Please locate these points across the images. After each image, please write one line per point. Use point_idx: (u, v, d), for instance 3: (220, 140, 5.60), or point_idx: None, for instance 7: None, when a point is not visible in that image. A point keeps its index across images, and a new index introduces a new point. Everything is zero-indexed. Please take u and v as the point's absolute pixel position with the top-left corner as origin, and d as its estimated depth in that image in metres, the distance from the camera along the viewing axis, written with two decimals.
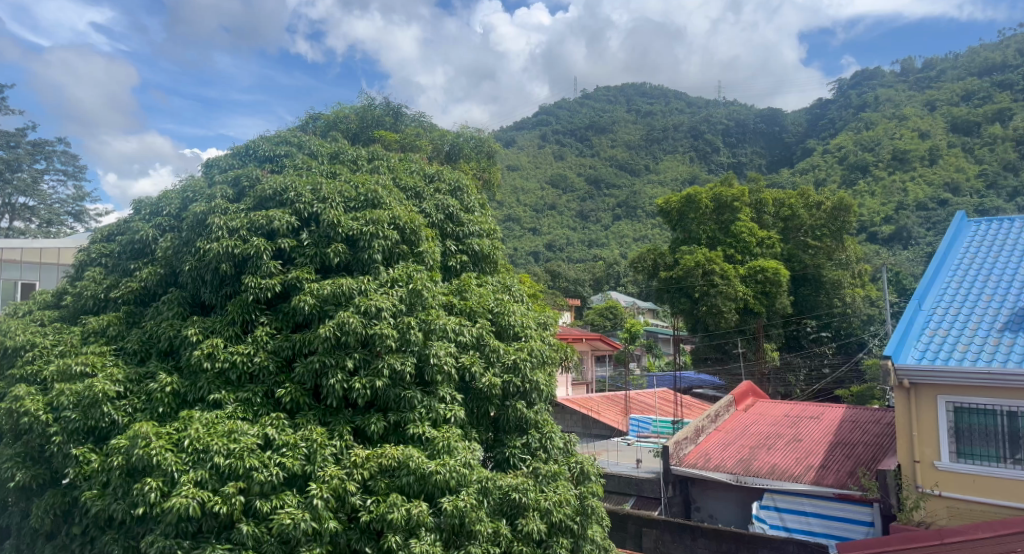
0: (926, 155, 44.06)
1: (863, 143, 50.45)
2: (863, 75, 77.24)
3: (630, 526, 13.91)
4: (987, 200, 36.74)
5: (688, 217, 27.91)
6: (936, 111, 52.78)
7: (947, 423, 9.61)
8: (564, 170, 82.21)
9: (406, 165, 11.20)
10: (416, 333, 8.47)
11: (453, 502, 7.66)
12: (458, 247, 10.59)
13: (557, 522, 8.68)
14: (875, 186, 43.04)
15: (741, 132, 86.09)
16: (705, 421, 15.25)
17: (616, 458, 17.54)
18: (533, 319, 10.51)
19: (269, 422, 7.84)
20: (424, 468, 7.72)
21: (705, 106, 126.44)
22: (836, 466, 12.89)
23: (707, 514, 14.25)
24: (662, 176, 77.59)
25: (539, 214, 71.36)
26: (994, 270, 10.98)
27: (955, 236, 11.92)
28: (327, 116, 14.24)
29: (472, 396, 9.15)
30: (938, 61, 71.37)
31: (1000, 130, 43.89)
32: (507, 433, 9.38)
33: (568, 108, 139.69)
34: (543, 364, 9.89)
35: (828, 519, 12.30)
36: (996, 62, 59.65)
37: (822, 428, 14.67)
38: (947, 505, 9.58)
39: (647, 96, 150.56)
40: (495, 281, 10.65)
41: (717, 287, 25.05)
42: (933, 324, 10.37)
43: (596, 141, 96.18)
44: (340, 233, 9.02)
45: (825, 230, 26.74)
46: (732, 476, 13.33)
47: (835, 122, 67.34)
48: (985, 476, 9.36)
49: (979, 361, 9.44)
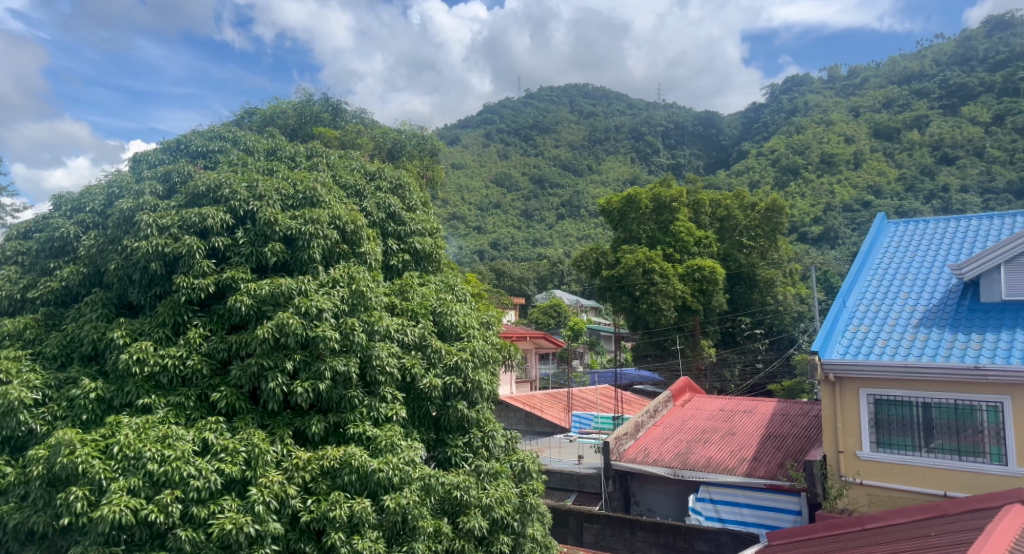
0: (851, 160, 46.08)
1: (793, 146, 52.45)
2: (793, 81, 80.30)
3: (571, 521, 14.20)
4: (905, 203, 38.82)
5: (630, 217, 28.41)
6: (860, 117, 55.47)
7: (868, 414, 10.16)
8: (508, 169, 82.54)
9: (346, 162, 11.14)
10: (360, 335, 8.54)
11: (395, 500, 7.78)
12: (400, 246, 10.67)
13: (498, 519, 8.87)
14: (805, 187, 44.64)
15: (680, 135, 88.71)
16: (644, 416, 15.64)
17: (557, 454, 17.81)
18: (475, 318, 10.67)
19: (207, 427, 7.78)
20: (364, 468, 7.79)
21: (648, 109, 129.00)
22: (767, 458, 13.42)
23: (646, 508, 14.65)
24: (605, 176, 78.95)
25: (483, 212, 71.21)
26: (911, 269, 11.58)
27: (876, 237, 12.46)
28: (263, 111, 14.27)
29: (414, 397, 9.26)
30: (862, 69, 74.99)
31: (917, 137, 46.49)
32: (449, 433, 9.53)
33: (511, 107, 140.58)
34: (486, 364, 10.06)
35: (760, 509, 12.78)
36: (914, 72, 63.11)
37: (755, 422, 15.20)
38: (868, 493, 10.12)
39: (591, 97, 152.53)
40: (438, 281, 10.80)
41: (656, 285, 25.56)
42: (855, 321, 10.90)
43: (541, 140, 96.96)
44: (277, 231, 8.97)
45: (759, 231, 27.53)
46: (670, 470, 13.76)
47: (767, 126, 69.77)
48: (901, 464, 9.91)
49: (897, 354, 9.98)
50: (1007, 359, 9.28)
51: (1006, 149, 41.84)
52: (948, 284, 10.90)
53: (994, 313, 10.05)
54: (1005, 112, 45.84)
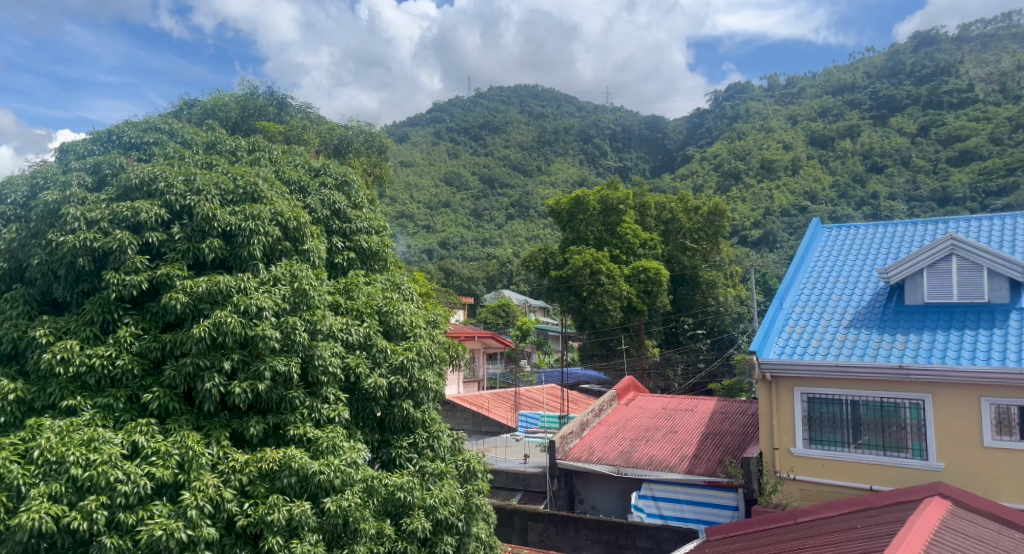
0: (789, 166, 47.61)
1: (736, 151, 53.89)
2: (735, 88, 82.57)
3: (516, 520, 14.36)
4: (839, 210, 40.69)
5: (577, 218, 28.74)
6: (797, 126, 57.52)
7: (802, 412, 10.57)
8: (458, 168, 82.37)
9: (290, 157, 11.05)
10: (301, 334, 8.53)
11: (337, 503, 7.81)
12: (346, 244, 10.66)
13: (443, 520, 8.96)
14: (746, 192, 45.81)
15: (627, 138, 90.28)
16: (589, 415, 15.90)
17: (503, 453, 17.95)
18: (422, 318, 10.72)
19: (137, 429, 7.65)
20: (305, 470, 7.79)
21: (597, 111, 130.62)
22: (706, 455, 13.80)
23: (590, 505, 14.93)
24: (553, 177, 79.60)
25: (433, 211, 70.72)
26: (843, 272, 12.07)
27: (811, 241, 12.94)
28: (204, 103, 14.03)
29: (358, 397, 9.28)
30: (799, 79, 77.77)
31: (849, 146, 48.94)
32: (394, 433, 9.59)
33: (460, 107, 140.29)
34: (432, 363, 10.12)
35: (699, 505, 13.15)
36: (848, 83, 66.18)
37: (695, 420, 15.61)
38: (801, 488, 10.52)
39: (541, 99, 153.55)
40: (384, 279, 10.81)
41: (602, 286, 25.92)
42: (791, 322, 11.32)
43: (491, 140, 97.12)
44: (216, 227, 8.89)
45: (701, 234, 28.22)
46: (613, 468, 14.05)
47: (710, 131, 71.51)
48: (831, 460, 10.33)
49: (829, 354, 10.41)
50: (929, 359, 9.76)
51: (932, 159, 43.80)
52: (876, 287, 11.40)
53: (918, 315, 10.56)
54: (929, 124, 48.51)
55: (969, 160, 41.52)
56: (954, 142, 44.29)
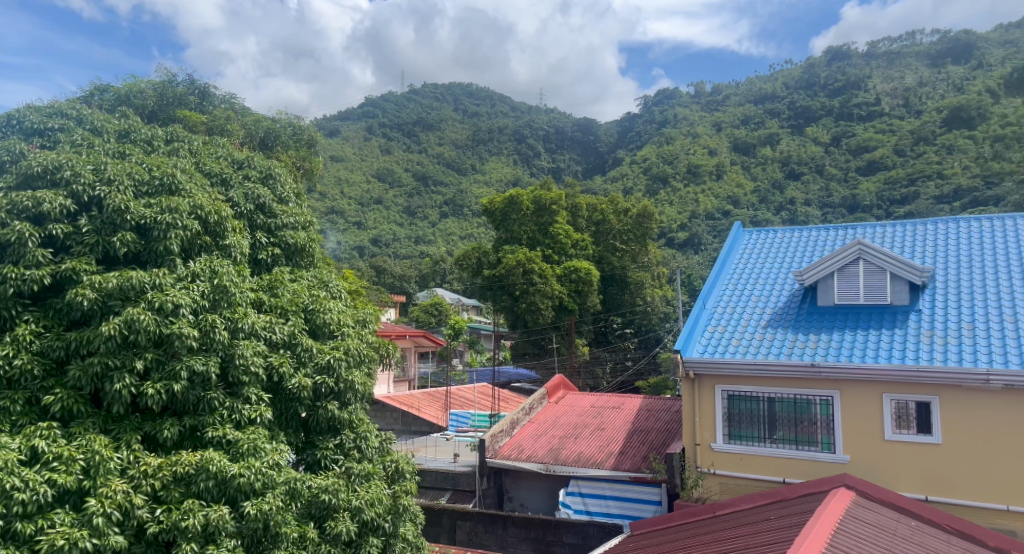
0: (714, 171, 49.61)
1: (664, 155, 55.29)
2: (663, 94, 84.87)
3: (445, 520, 14.36)
4: (759, 214, 42.90)
5: (511, 218, 28.79)
6: (721, 133, 59.65)
7: (722, 408, 10.93)
8: (390, 164, 81.47)
9: (210, 149, 10.76)
10: (221, 333, 8.36)
11: (257, 507, 7.71)
12: (270, 239, 10.47)
13: (369, 522, 8.99)
14: (673, 196, 46.90)
15: (560, 140, 91.66)
16: (519, 414, 16.01)
17: (433, 453, 17.94)
18: (350, 316, 10.62)
19: (38, 433, 7.31)
20: (224, 474, 7.66)
21: (530, 112, 131.69)
22: (632, 452, 14.11)
23: (519, 503, 15.09)
24: (487, 176, 79.85)
25: (364, 208, 69.45)
26: (762, 274, 12.51)
27: (733, 244, 13.37)
28: (117, 89, 13.50)
29: (281, 398, 9.16)
30: (724, 89, 80.76)
31: (768, 153, 52.60)
32: (319, 434, 9.49)
33: (392, 102, 138.68)
34: (360, 363, 10.05)
35: (625, 501, 13.43)
36: (767, 93, 71.42)
37: (622, 417, 15.94)
38: (720, 482, 10.87)
39: (475, 97, 153.77)
40: (310, 276, 10.68)
41: (535, 285, 26.14)
42: (713, 321, 11.67)
43: (425, 137, 96.53)
44: (128, 220, 8.62)
45: (631, 235, 28.91)
46: (542, 466, 14.21)
47: (640, 135, 73.15)
48: (749, 454, 10.72)
49: (748, 353, 10.79)
50: (839, 357, 10.22)
51: (841, 168, 47.71)
52: (792, 289, 11.87)
53: (830, 315, 11.04)
54: (841, 135, 53.02)
55: (876, 169, 45.61)
56: (862, 153, 48.73)
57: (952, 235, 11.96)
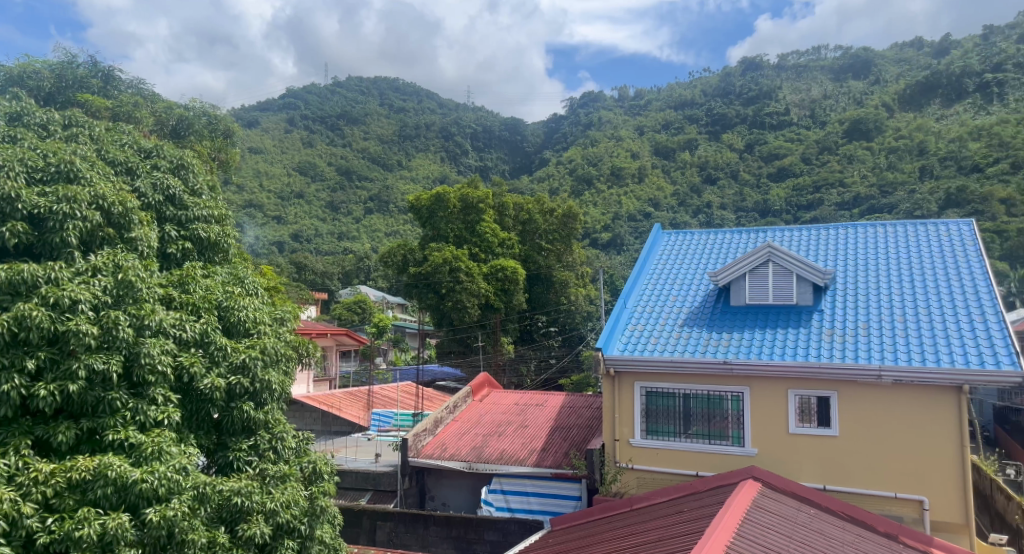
0: (636, 174, 50.68)
1: (589, 157, 56.11)
2: (589, 97, 86.27)
3: (364, 521, 14.09)
4: (679, 218, 44.20)
5: (438, 215, 28.44)
6: (644, 138, 60.95)
7: (641, 404, 11.10)
8: (313, 157, 79.52)
9: (114, 136, 10.25)
10: (124, 330, 7.96)
11: (160, 513, 7.38)
12: (181, 233, 10.03)
13: (284, 524, 8.72)
14: (597, 197, 47.47)
15: (486, 140, 91.94)
16: (443, 412, 15.85)
17: (354, 453, 17.62)
18: (267, 314, 10.25)
19: None
20: (125, 479, 7.30)
21: (458, 110, 131.30)
22: (554, 448, 14.19)
23: (441, 502, 14.98)
24: (414, 173, 79.18)
25: (285, 202, 67.22)
26: (680, 274, 12.76)
27: (653, 245, 13.60)
28: (12, 69, 12.92)
29: (192, 398, 8.77)
30: (646, 94, 82.76)
31: (688, 158, 54.07)
32: (232, 436, 9.16)
33: (315, 94, 135.58)
34: (277, 362, 9.74)
35: (546, 497, 13.49)
36: (686, 100, 73.40)
37: (545, 414, 16.02)
38: (638, 476, 11.04)
39: (401, 93, 152.31)
40: (225, 271, 10.21)
41: (462, 283, 26.02)
42: (633, 320, 11.83)
43: (349, 131, 94.77)
44: (21, 209, 8.12)
45: (556, 235, 29.24)
46: (464, 464, 14.13)
47: (566, 136, 74.05)
48: (665, 449, 10.91)
49: (665, 351, 10.97)
50: (749, 355, 10.51)
51: (755, 174, 49.83)
52: (707, 289, 12.15)
53: (742, 314, 11.34)
54: (754, 142, 55.37)
55: (785, 176, 48.16)
56: (773, 160, 51.26)
57: (854, 239, 12.47)
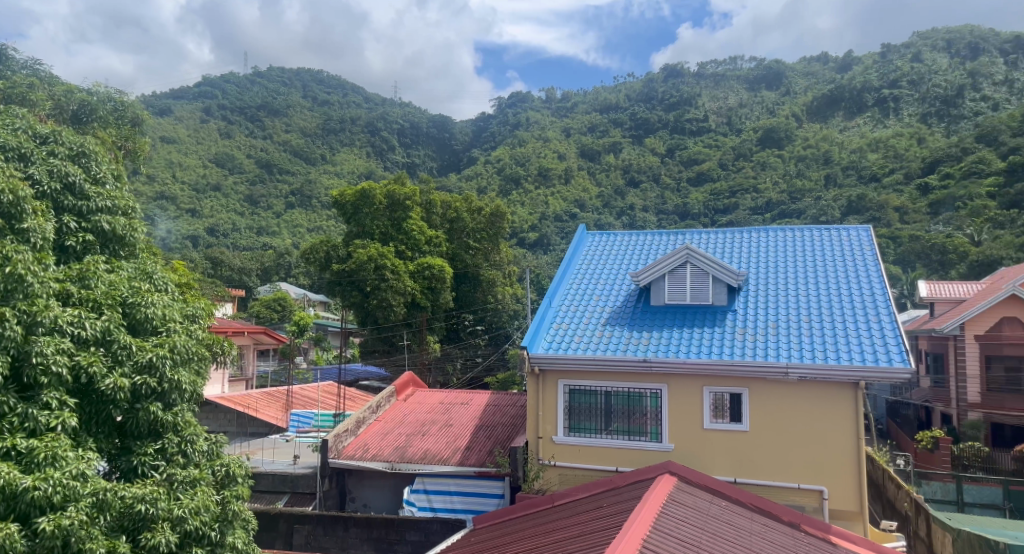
0: (562, 175, 51.09)
1: (517, 157, 56.27)
2: (516, 97, 86.72)
3: (281, 525, 13.61)
4: (603, 219, 44.71)
5: (363, 212, 27.83)
6: (570, 140, 61.55)
7: (564, 402, 11.11)
8: (231, 149, 76.79)
9: (7, 120, 9.58)
10: (13, 328, 7.46)
11: (54, 522, 6.92)
12: (81, 224, 9.42)
13: (192, 531, 8.30)
14: (525, 197, 47.53)
15: (413, 137, 91.13)
16: (365, 412, 15.46)
17: (271, 455, 17.05)
18: (178, 312, 9.68)
19: None
20: (14, 486, 6.83)
21: (384, 105, 129.63)
22: (478, 447, 14.07)
23: (362, 503, 14.64)
24: (338, 168, 77.72)
25: (200, 194, 64.48)
26: (604, 274, 12.83)
27: (578, 246, 13.62)
28: None
29: (92, 400, 8.21)
30: (573, 96, 83.81)
31: (612, 161, 54.70)
32: (138, 439, 8.66)
33: (235, 84, 131.29)
34: (188, 361, 9.25)
35: (469, 496, 13.36)
36: (610, 103, 74.59)
37: (469, 413, 15.88)
38: (560, 473, 11.04)
39: (326, 86, 149.31)
40: (131, 266, 9.60)
41: (387, 281, 25.61)
42: (558, 319, 11.81)
43: (270, 123, 92.13)
44: None
45: (483, 234, 29.12)
46: (387, 464, 13.84)
47: (494, 135, 74.17)
48: (587, 446, 10.93)
49: (588, 349, 10.99)
50: (668, 353, 10.62)
51: (675, 178, 51.10)
52: (630, 289, 12.25)
53: (663, 314, 11.47)
54: (675, 147, 56.70)
55: (703, 180, 49.59)
56: (693, 164, 52.71)
57: (769, 242, 12.79)
